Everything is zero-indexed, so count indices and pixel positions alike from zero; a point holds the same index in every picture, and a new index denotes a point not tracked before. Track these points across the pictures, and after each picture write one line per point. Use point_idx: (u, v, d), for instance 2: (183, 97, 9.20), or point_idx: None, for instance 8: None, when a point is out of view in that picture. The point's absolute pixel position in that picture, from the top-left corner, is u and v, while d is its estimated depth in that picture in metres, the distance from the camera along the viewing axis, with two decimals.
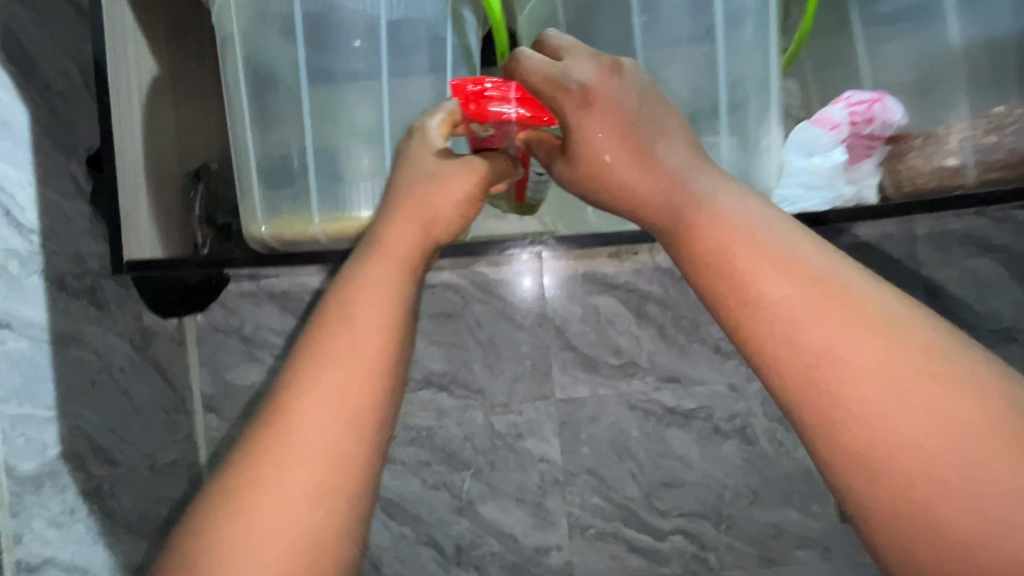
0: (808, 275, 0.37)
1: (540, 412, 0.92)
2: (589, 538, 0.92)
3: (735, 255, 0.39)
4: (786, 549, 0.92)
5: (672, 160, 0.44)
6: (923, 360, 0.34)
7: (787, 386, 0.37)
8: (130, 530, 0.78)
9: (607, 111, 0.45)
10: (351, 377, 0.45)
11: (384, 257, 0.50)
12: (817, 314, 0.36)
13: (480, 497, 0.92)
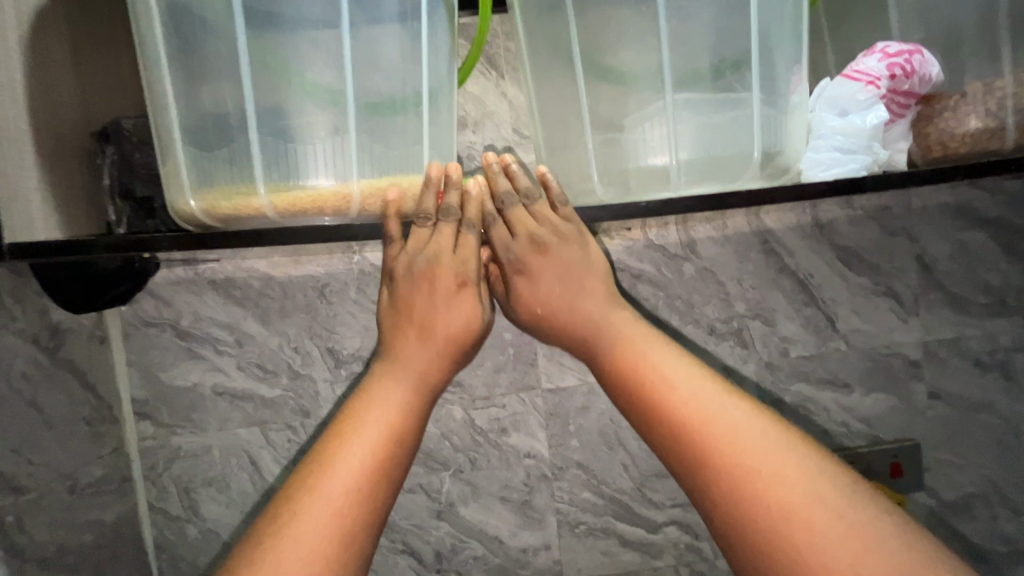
0: (701, 408, 0.47)
1: (525, 404, 0.85)
2: (579, 535, 0.86)
3: (642, 385, 0.50)
4: None
5: (591, 306, 0.55)
6: (788, 483, 0.43)
7: (698, 491, 0.46)
8: (45, 566, 0.66)
9: (547, 264, 0.56)
10: (349, 491, 0.46)
11: (399, 354, 0.54)
12: (704, 429, 0.46)
13: (462, 499, 0.85)
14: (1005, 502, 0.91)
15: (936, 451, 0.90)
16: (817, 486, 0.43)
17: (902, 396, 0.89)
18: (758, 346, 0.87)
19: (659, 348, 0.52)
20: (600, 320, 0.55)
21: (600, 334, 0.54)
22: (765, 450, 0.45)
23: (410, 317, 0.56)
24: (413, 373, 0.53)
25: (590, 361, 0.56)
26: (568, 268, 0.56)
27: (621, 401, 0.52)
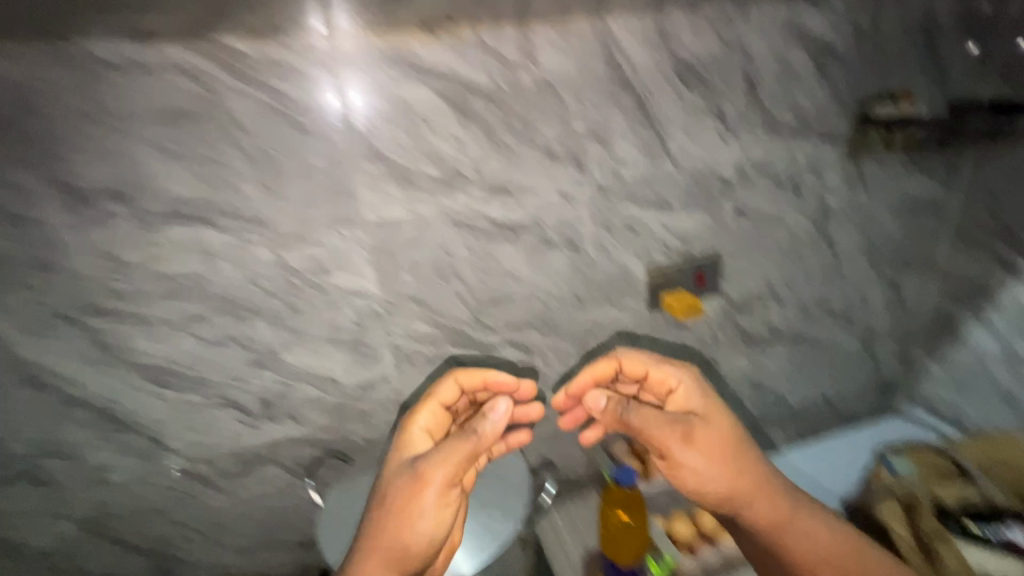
0: (782, 482, 0.72)
1: (346, 240, 0.75)
2: (417, 365, 0.86)
3: (704, 434, 0.68)
4: (602, 341, 0.97)
5: (683, 397, 0.73)
6: (847, 548, 0.71)
7: (775, 529, 0.71)
8: None
9: (708, 417, 0.71)
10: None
11: (381, 520, 0.59)
12: (773, 487, 0.71)
13: (284, 345, 0.78)
14: (776, 297, 1.09)
15: (733, 261, 1.02)
16: (799, 528, 0.71)
17: (714, 214, 0.96)
18: (593, 170, 0.85)
19: (721, 420, 0.71)
20: (717, 436, 0.69)
21: (716, 451, 0.68)
22: (788, 505, 0.71)
23: (395, 488, 0.60)
24: (387, 538, 0.58)
25: (674, 453, 0.66)
26: (704, 394, 0.73)
27: (683, 460, 0.67)
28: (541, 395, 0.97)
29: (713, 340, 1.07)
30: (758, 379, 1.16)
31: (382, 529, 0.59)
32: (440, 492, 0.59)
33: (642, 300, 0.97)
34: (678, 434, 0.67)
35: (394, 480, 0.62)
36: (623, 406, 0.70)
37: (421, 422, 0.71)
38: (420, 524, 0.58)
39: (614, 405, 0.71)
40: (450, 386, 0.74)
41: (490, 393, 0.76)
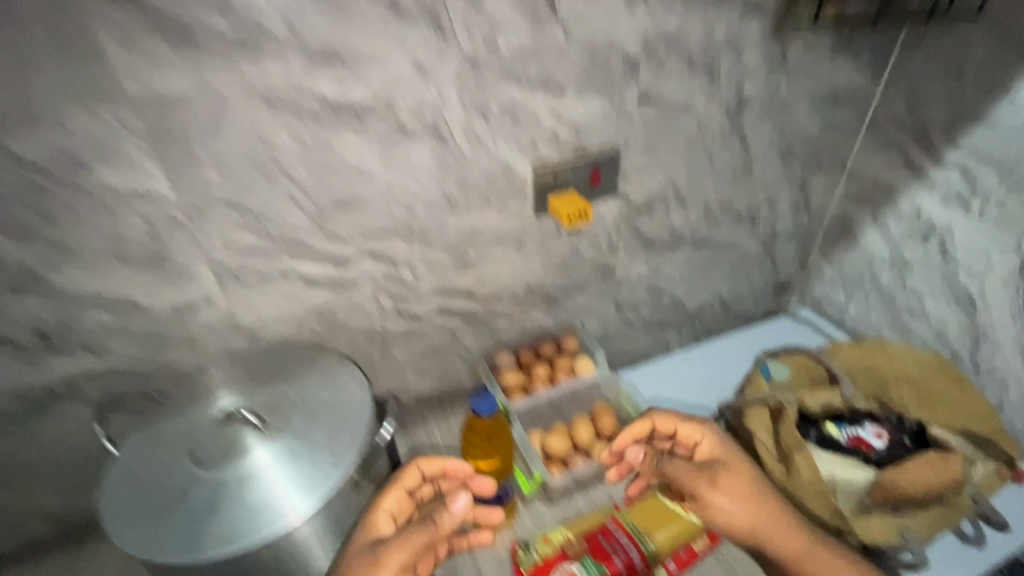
0: (818, 536, 0.69)
1: (105, 122, 0.56)
2: (249, 283, 0.71)
3: (732, 481, 0.71)
4: (481, 249, 0.86)
5: (721, 450, 0.74)
6: None
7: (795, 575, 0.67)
8: None
9: (725, 472, 0.72)
10: None
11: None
12: (805, 544, 0.68)
13: (48, 263, 0.61)
14: (680, 199, 1.00)
15: (635, 157, 0.89)
16: (819, 546, 0.68)
17: (615, 100, 0.81)
18: (458, 35, 0.66)
19: (750, 475, 0.72)
20: (730, 477, 0.72)
21: (743, 495, 0.71)
22: (819, 557, 0.67)
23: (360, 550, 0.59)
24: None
25: (711, 497, 0.71)
26: (732, 456, 0.74)
27: (711, 507, 0.71)
28: (414, 309, 0.87)
29: (609, 246, 0.98)
30: (656, 285, 1.11)
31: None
32: (404, 558, 0.58)
33: (528, 202, 0.84)
34: (710, 481, 0.71)
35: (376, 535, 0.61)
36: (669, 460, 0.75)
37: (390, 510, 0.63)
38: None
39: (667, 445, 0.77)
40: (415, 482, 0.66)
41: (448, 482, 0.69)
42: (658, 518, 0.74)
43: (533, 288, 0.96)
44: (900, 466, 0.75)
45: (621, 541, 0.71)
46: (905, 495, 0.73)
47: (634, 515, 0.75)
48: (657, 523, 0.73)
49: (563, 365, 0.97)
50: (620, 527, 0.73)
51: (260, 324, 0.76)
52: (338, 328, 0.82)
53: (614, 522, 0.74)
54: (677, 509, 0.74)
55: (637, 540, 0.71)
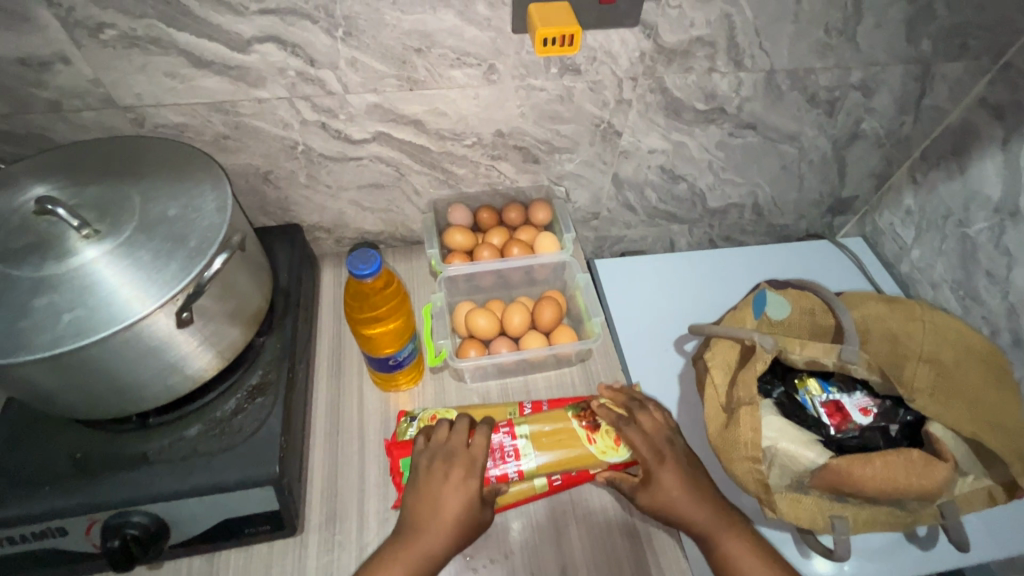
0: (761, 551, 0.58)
1: None
2: (111, 44, 0.56)
3: (682, 472, 0.60)
4: (435, 69, 0.65)
5: (671, 437, 0.63)
6: None
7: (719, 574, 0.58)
8: None
9: (670, 454, 0.61)
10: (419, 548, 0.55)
11: (420, 527, 0.56)
12: (747, 553, 0.58)
13: None
14: (733, 54, 0.72)
15: None
16: (743, 543, 0.58)
17: None
18: None
19: (700, 477, 0.61)
20: (673, 466, 0.60)
21: (690, 489, 0.59)
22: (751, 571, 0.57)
23: (429, 493, 0.57)
24: (417, 550, 0.55)
25: (652, 477, 0.60)
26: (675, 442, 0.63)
27: (651, 488, 0.60)
28: (346, 131, 0.70)
29: (618, 101, 0.74)
30: (673, 169, 0.88)
31: (427, 538, 0.55)
32: (465, 464, 0.59)
33: (503, 9, 0.60)
34: (659, 462, 0.60)
35: (454, 485, 0.57)
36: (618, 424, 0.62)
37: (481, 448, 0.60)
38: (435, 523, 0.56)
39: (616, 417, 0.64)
40: (461, 441, 0.61)
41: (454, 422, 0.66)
42: (559, 436, 0.63)
43: (505, 135, 0.75)
44: (866, 457, 0.61)
45: (502, 447, 0.62)
46: (856, 491, 0.60)
47: (533, 426, 0.64)
48: (554, 440, 0.63)
49: (524, 238, 0.81)
50: (510, 435, 0.63)
51: (141, 105, 0.62)
52: (247, 132, 0.67)
53: (508, 428, 0.64)
54: (581, 435, 0.63)
55: (519, 453, 0.62)
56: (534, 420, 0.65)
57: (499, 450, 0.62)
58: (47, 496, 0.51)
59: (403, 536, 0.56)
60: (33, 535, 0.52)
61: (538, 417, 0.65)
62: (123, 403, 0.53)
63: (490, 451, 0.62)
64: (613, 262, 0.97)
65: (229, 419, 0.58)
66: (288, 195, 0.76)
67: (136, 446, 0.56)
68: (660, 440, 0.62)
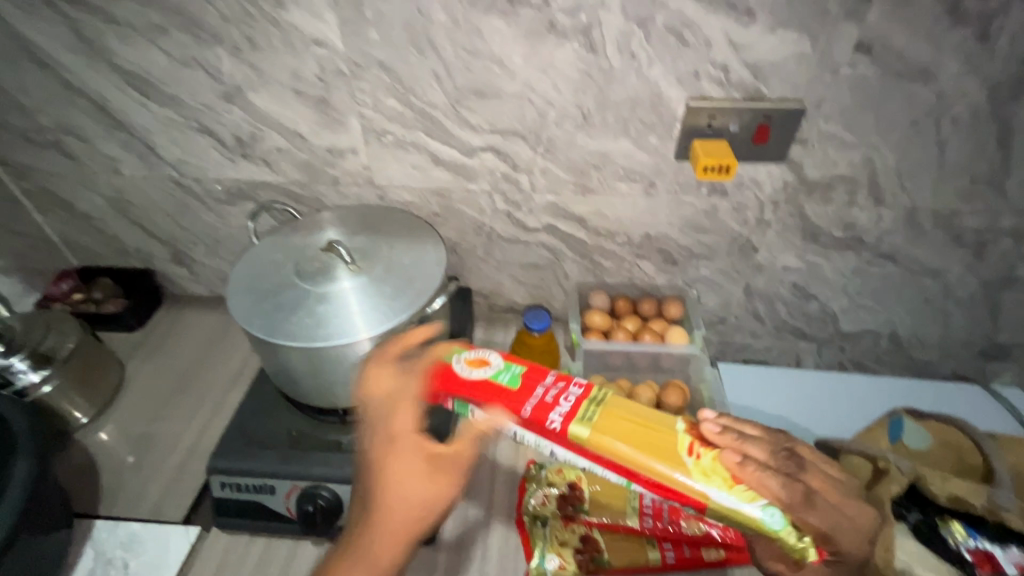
0: None
1: None
2: (386, 144, 0.79)
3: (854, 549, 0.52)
4: (606, 181, 0.81)
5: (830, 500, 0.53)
6: None
7: None
8: None
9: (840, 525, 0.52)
10: (370, 541, 0.53)
11: (369, 543, 0.53)
12: None
13: (249, 85, 0.74)
14: (874, 192, 0.80)
15: (825, 122, 0.73)
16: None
17: (818, 39, 0.66)
18: None
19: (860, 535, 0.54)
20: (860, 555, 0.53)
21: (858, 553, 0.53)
22: None
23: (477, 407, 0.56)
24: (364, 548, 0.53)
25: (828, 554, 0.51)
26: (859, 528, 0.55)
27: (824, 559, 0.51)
28: (525, 220, 0.88)
29: (758, 220, 0.85)
30: (806, 287, 0.93)
31: (376, 556, 0.53)
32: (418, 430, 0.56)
33: (671, 142, 0.76)
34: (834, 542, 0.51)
35: (406, 471, 0.55)
36: (767, 477, 0.50)
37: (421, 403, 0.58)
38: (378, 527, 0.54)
39: (732, 435, 0.54)
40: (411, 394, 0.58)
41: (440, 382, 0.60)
42: (646, 431, 0.53)
43: (652, 239, 0.88)
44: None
45: (567, 391, 0.56)
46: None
47: (612, 406, 0.55)
48: (645, 432, 0.53)
49: (656, 327, 0.91)
50: (578, 401, 0.55)
51: (389, 186, 0.84)
52: (452, 212, 0.87)
53: (584, 389, 0.57)
54: (682, 442, 0.53)
55: (575, 417, 0.54)
56: (619, 405, 0.55)
57: (562, 391, 0.56)
58: (271, 458, 0.67)
59: (348, 559, 0.53)
60: (254, 488, 0.67)
61: (625, 398, 0.57)
62: (336, 397, 0.69)
63: (546, 394, 0.55)
64: (741, 367, 1.03)
65: None
66: (466, 263, 0.94)
67: (333, 436, 0.70)
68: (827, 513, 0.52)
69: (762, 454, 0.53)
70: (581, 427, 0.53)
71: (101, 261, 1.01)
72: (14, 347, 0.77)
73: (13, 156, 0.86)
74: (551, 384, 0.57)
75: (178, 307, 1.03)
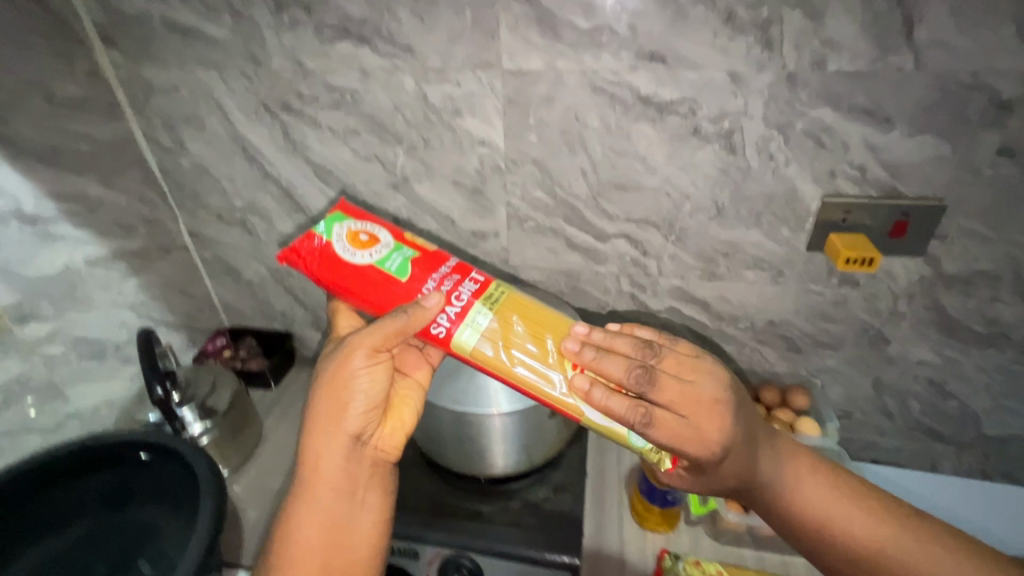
0: (846, 482, 0.60)
1: (482, 85, 0.75)
2: (527, 230, 0.88)
3: (729, 471, 0.56)
4: (734, 268, 0.84)
5: (715, 424, 0.53)
6: (877, 506, 0.58)
7: (805, 539, 0.59)
8: (69, 167, 0.79)
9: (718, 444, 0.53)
10: (331, 470, 0.55)
11: (323, 473, 0.55)
12: (857, 505, 0.58)
13: (416, 176, 0.86)
14: (1021, 289, 0.78)
15: (965, 220, 0.74)
16: (827, 480, 0.60)
17: (959, 143, 0.69)
18: (785, 49, 0.66)
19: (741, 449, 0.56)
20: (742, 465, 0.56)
21: (741, 455, 0.56)
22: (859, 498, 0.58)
23: (380, 331, 0.54)
24: (319, 479, 0.55)
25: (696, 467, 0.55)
26: (739, 419, 0.54)
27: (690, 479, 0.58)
28: (647, 302, 0.91)
29: (891, 312, 0.84)
30: (944, 384, 0.89)
31: (335, 484, 0.56)
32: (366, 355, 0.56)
33: (802, 234, 0.79)
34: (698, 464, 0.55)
35: (327, 469, 0.55)
36: (621, 404, 0.52)
37: (363, 379, 0.57)
38: (307, 517, 0.55)
39: (592, 352, 0.54)
40: (367, 334, 0.55)
41: (359, 283, 0.58)
42: (534, 325, 0.57)
43: (775, 326, 0.89)
44: (832, 486, 0.59)
45: (461, 291, 0.57)
46: (840, 547, 0.57)
47: (501, 305, 0.57)
48: (526, 333, 0.56)
49: (785, 417, 0.87)
50: (471, 299, 0.56)
51: (521, 266, 0.92)
52: (578, 292, 0.93)
53: (478, 286, 0.58)
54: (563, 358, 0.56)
55: (464, 320, 0.55)
56: (508, 301, 0.57)
57: (455, 288, 0.57)
58: (415, 521, 0.71)
59: (305, 488, 0.55)
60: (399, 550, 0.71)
61: (514, 301, 0.57)
62: (479, 465, 0.75)
63: (447, 295, 0.56)
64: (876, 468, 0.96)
65: (540, 505, 0.74)
66: None
67: (472, 504, 0.74)
68: (693, 442, 0.52)
69: (619, 372, 0.54)
70: (468, 331, 0.55)
71: (250, 323, 1.13)
72: (186, 399, 0.85)
73: (203, 230, 1.01)
74: (438, 282, 0.57)
75: (308, 369, 1.12)
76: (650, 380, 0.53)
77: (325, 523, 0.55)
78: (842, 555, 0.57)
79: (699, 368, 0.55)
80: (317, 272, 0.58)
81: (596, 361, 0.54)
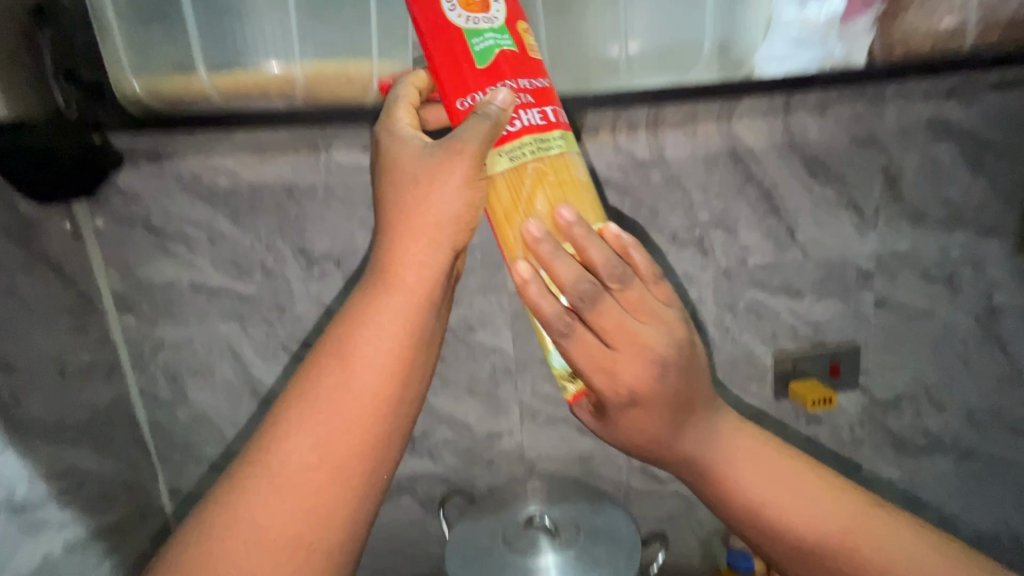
0: (766, 442, 0.63)
1: (492, 304, 0.88)
2: (540, 423, 0.94)
3: (651, 422, 0.57)
4: None
5: (629, 367, 0.53)
6: (788, 460, 0.62)
7: (714, 492, 0.61)
8: (71, 439, 0.75)
9: (636, 376, 0.53)
10: (387, 343, 0.52)
11: (374, 331, 0.52)
12: (771, 459, 0.61)
13: (433, 390, 0.92)
14: (933, 401, 0.99)
15: (875, 356, 0.96)
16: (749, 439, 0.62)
17: (850, 303, 0.94)
18: (717, 255, 0.90)
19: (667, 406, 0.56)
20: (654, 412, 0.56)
21: (662, 403, 0.56)
22: (770, 449, 0.62)
23: (464, 141, 0.50)
24: (360, 359, 0.51)
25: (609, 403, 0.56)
26: (670, 371, 0.54)
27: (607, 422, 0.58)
28: (658, 473, 0.98)
29: (853, 441, 0.99)
30: (915, 497, 1.02)
31: (397, 331, 0.52)
32: (458, 180, 0.51)
33: (767, 386, 0.95)
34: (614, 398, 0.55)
35: (360, 355, 0.51)
36: (545, 309, 0.51)
37: (456, 201, 0.51)
38: (384, 316, 0.52)
39: (551, 247, 0.50)
40: (454, 153, 0.51)
41: (446, 57, 0.52)
42: (557, 185, 0.53)
43: None
44: (753, 446, 0.62)
45: (532, 111, 0.53)
46: (746, 496, 0.60)
47: (537, 158, 0.53)
48: (529, 211, 0.53)
49: None
50: (530, 126, 0.53)
51: (537, 458, 0.96)
52: (593, 474, 0.97)
53: (549, 122, 0.54)
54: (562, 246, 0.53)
55: (507, 142, 0.52)
56: (558, 161, 0.54)
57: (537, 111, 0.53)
58: None
59: (350, 333, 0.52)
60: None
61: (554, 167, 0.53)
62: None
63: (520, 105, 0.52)
64: None
65: None
66: None
67: None
68: (609, 362, 0.53)
69: (564, 277, 0.51)
70: (500, 162, 0.52)
71: None
72: None
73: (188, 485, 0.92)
74: (514, 89, 0.52)
75: None
76: (585, 295, 0.51)
77: (369, 407, 0.51)
78: (747, 504, 0.60)
79: (647, 302, 0.54)
80: (412, 3, 0.52)
81: (543, 263, 0.51)
